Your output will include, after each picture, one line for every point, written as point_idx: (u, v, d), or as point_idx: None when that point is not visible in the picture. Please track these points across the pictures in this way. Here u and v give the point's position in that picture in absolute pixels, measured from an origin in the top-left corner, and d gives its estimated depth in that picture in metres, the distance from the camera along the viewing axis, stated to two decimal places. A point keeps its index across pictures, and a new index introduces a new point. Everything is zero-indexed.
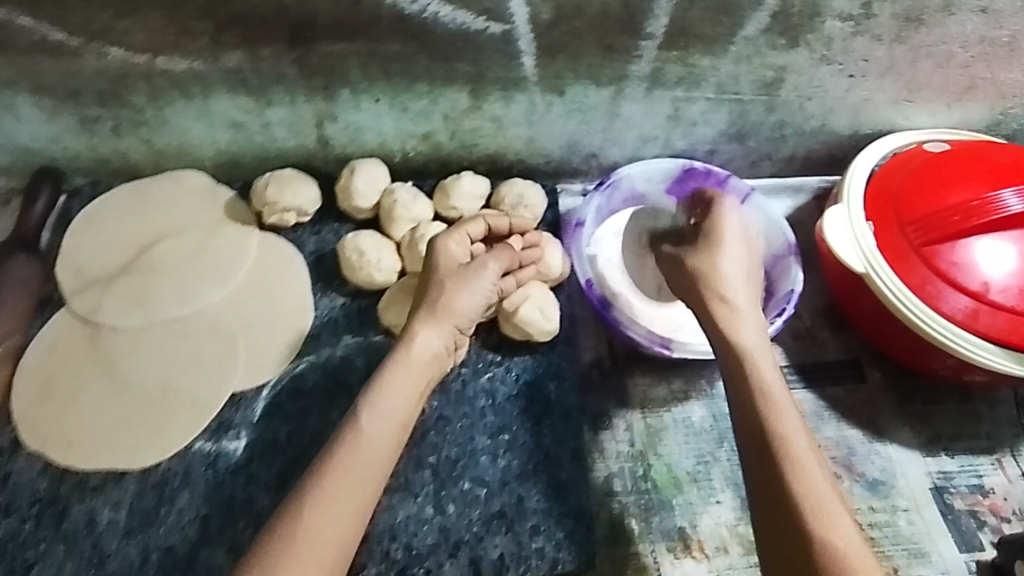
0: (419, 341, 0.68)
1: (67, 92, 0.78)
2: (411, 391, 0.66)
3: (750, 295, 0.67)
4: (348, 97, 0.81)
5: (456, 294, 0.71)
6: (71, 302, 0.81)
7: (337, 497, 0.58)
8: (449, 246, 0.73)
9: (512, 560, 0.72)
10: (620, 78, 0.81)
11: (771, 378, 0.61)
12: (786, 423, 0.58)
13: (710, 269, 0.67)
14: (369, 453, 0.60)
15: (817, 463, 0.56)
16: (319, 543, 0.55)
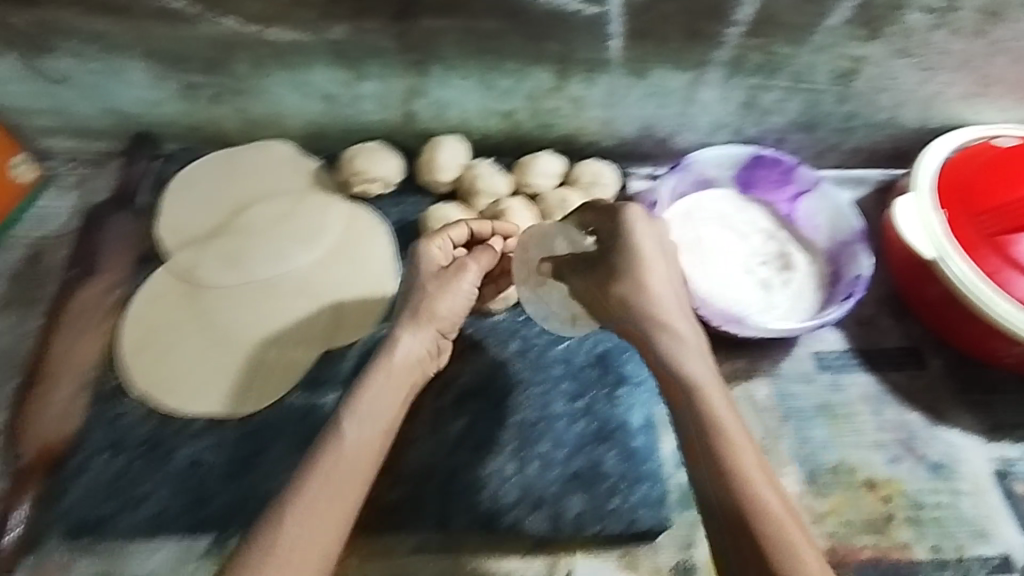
0: (399, 348, 0.70)
1: (174, 59, 0.81)
2: (392, 399, 0.68)
3: (682, 318, 0.68)
4: (439, 74, 0.84)
5: (438, 297, 0.73)
6: (171, 259, 0.85)
7: (320, 506, 0.59)
8: (432, 249, 0.75)
9: (589, 517, 0.76)
10: (702, 63, 0.84)
11: (720, 404, 0.63)
12: (742, 448, 0.61)
13: (631, 283, 0.68)
14: (353, 459, 0.63)
15: (771, 484, 0.60)
16: (304, 545, 0.57)
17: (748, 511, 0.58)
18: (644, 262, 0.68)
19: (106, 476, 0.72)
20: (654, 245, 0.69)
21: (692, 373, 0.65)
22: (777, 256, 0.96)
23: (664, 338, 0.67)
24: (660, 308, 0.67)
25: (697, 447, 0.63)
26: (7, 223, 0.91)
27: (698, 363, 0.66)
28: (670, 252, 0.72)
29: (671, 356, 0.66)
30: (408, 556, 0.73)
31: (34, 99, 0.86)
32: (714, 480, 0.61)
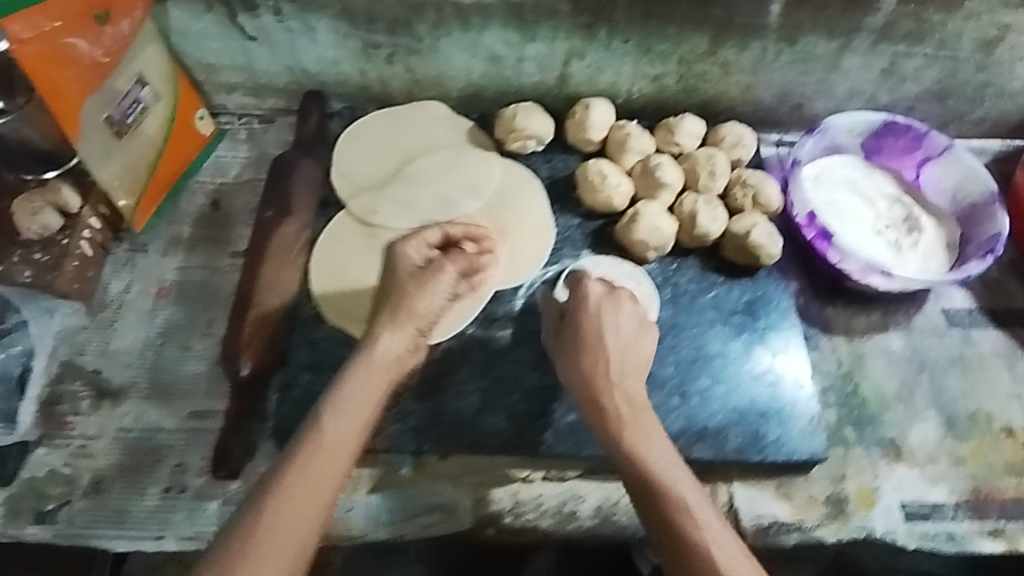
0: (380, 346, 0.69)
1: (364, 18, 0.88)
2: (371, 395, 0.66)
3: (632, 374, 0.72)
4: (603, 37, 0.91)
5: (418, 296, 0.73)
6: (349, 204, 0.92)
7: (284, 513, 0.59)
8: (409, 251, 0.76)
9: (750, 448, 0.81)
10: (853, 30, 0.89)
11: (662, 458, 0.67)
12: (686, 496, 0.65)
13: (586, 339, 0.73)
14: (319, 458, 0.62)
15: (709, 511, 0.65)
16: (275, 554, 0.57)
17: (690, 557, 0.62)
18: (596, 339, 0.73)
19: (313, 392, 0.80)
20: (609, 318, 0.74)
21: (632, 433, 0.69)
22: (904, 220, 1.00)
23: (613, 400, 0.70)
24: (595, 368, 0.72)
25: (643, 498, 0.66)
26: (190, 169, 0.97)
27: (636, 420, 0.70)
28: (639, 325, 0.75)
29: (614, 414, 0.70)
30: (582, 478, 0.81)
31: (225, 55, 0.94)
32: (660, 530, 0.64)
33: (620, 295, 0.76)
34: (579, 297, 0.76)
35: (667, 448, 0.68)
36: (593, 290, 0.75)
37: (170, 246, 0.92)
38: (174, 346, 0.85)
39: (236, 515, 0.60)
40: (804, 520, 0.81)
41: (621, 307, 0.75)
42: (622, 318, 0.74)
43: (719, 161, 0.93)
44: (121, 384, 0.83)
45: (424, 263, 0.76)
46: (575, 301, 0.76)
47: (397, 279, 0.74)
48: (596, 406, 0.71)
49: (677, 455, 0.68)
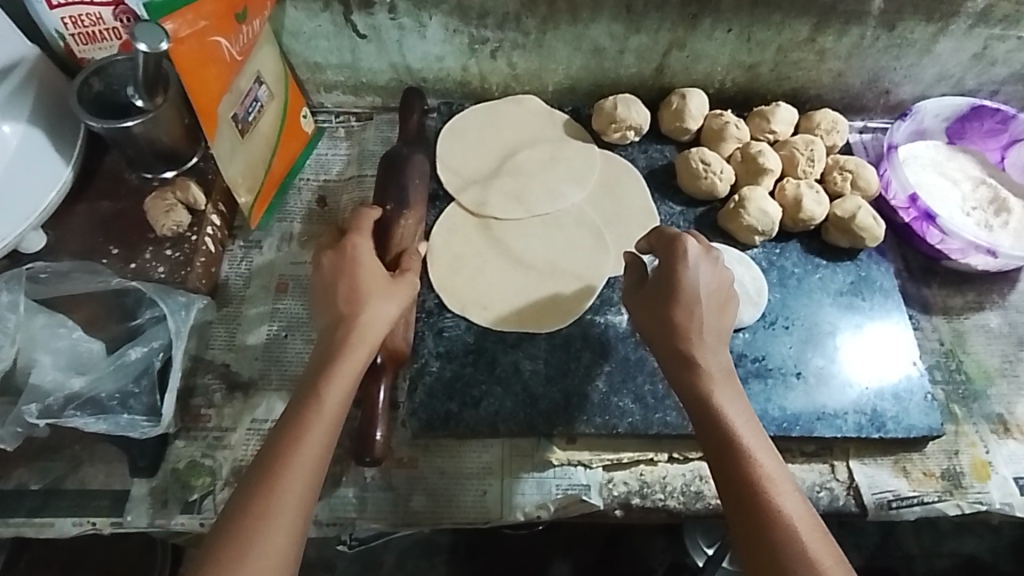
0: (351, 331, 0.68)
1: (478, 13, 0.91)
2: (353, 372, 0.66)
3: (719, 335, 0.71)
4: (707, 27, 0.93)
5: (370, 306, 0.70)
6: (458, 197, 0.94)
7: (284, 484, 0.60)
8: (353, 241, 0.73)
9: (871, 424, 0.82)
10: (951, 14, 0.92)
11: (741, 421, 0.66)
12: (764, 461, 0.64)
13: (674, 291, 0.72)
14: (314, 430, 0.63)
15: (789, 488, 0.63)
16: (284, 522, 0.59)
17: (766, 517, 0.61)
18: (693, 293, 0.71)
19: (445, 378, 0.81)
20: (705, 275, 0.72)
21: (719, 393, 0.68)
22: (990, 202, 1.02)
23: (703, 357, 0.69)
24: (688, 322, 0.70)
25: (721, 457, 0.64)
26: (295, 166, 0.99)
27: (722, 379, 0.69)
28: (721, 288, 0.73)
29: (703, 370, 0.69)
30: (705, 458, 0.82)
31: (333, 53, 0.96)
32: (736, 491, 0.63)
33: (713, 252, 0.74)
34: (675, 247, 0.73)
35: (748, 413, 0.67)
36: (697, 248, 0.74)
37: (284, 242, 0.94)
38: (297, 338, 0.87)
39: (241, 487, 0.61)
40: (925, 493, 0.81)
41: (710, 266, 0.74)
42: (710, 276, 0.73)
43: (818, 147, 0.96)
44: (251, 376, 0.84)
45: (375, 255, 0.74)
46: (671, 255, 0.73)
47: (335, 274, 0.71)
48: (688, 362, 0.69)
49: (755, 420, 0.67)
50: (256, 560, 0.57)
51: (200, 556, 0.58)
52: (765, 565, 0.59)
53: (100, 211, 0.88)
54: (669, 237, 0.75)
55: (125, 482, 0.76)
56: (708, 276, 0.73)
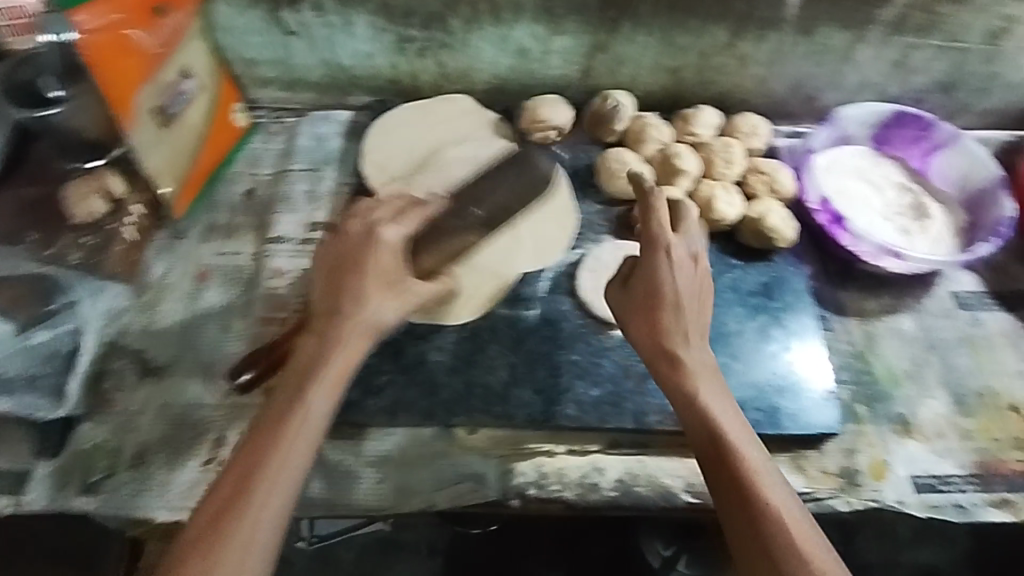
0: (336, 326, 0.71)
1: (402, 13, 0.93)
2: (342, 364, 0.69)
3: (700, 332, 0.74)
4: (627, 30, 0.95)
5: (368, 302, 0.72)
6: (380, 192, 0.96)
7: (272, 463, 0.63)
8: (386, 237, 0.76)
9: (768, 421, 0.84)
10: (867, 22, 0.94)
11: (724, 414, 0.69)
12: (748, 451, 0.67)
13: (658, 291, 0.74)
14: (297, 415, 0.66)
15: (776, 479, 0.66)
16: (268, 505, 0.61)
17: (756, 509, 0.63)
18: (677, 294, 0.74)
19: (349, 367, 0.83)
20: (683, 274, 0.75)
21: (703, 391, 0.70)
22: (912, 208, 1.02)
23: (684, 355, 0.72)
24: (663, 321, 0.74)
25: (707, 450, 0.68)
26: (227, 159, 1.02)
27: (707, 376, 0.72)
28: (704, 288, 0.76)
29: (684, 367, 0.72)
30: (604, 451, 0.83)
31: (265, 49, 0.99)
32: (722, 481, 0.66)
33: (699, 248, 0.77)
34: (658, 245, 0.76)
35: (732, 409, 0.70)
36: (683, 245, 0.77)
37: (208, 233, 0.97)
38: (215, 325, 0.89)
39: (231, 466, 0.64)
40: (818, 490, 0.83)
41: (694, 262, 0.77)
42: (693, 278, 0.76)
43: (735, 150, 0.98)
44: (164, 362, 0.86)
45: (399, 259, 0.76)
46: (654, 254, 0.76)
47: (359, 266, 0.73)
48: (669, 358, 0.72)
49: (738, 413, 0.70)
50: (233, 552, 0.59)
51: (186, 539, 0.60)
52: (757, 553, 0.62)
53: (26, 194, 0.94)
54: (650, 238, 0.77)
55: (27, 462, 0.78)
56: (693, 275, 0.76)
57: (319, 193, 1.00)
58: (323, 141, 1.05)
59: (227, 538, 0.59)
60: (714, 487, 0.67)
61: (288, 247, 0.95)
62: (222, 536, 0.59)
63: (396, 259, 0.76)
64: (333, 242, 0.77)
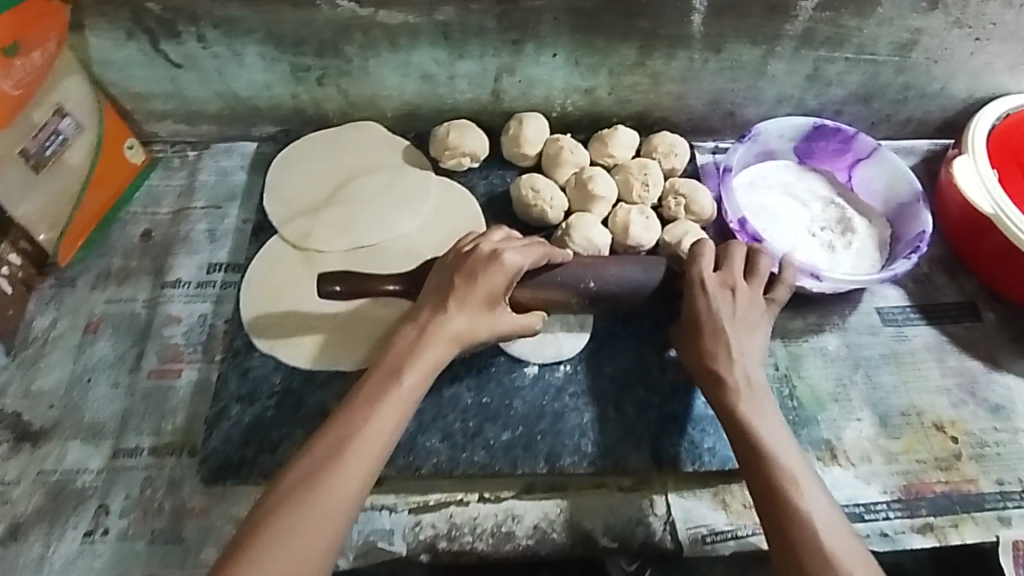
0: (437, 329, 0.71)
1: (293, 41, 0.88)
2: (431, 362, 0.70)
3: (749, 354, 0.76)
4: (532, 52, 0.92)
5: (474, 321, 0.73)
6: (282, 229, 0.91)
7: (349, 466, 0.62)
8: (506, 257, 0.74)
9: (687, 455, 0.81)
10: (775, 37, 0.92)
11: (769, 427, 0.72)
12: (788, 463, 0.69)
13: (713, 313, 0.77)
14: (383, 412, 0.65)
15: (813, 489, 0.67)
16: (335, 498, 0.60)
17: (788, 511, 0.65)
18: (728, 316, 0.77)
19: (244, 422, 0.79)
20: (726, 300, 0.78)
21: (746, 406, 0.73)
22: (837, 222, 1.00)
23: (728, 374, 0.75)
24: (715, 345, 0.76)
25: (750, 456, 0.70)
26: (121, 201, 0.95)
27: (749, 394, 0.74)
28: (761, 316, 0.79)
29: (732, 383, 0.75)
30: (518, 497, 0.80)
31: (153, 83, 0.93)
32: (758, 485, 0.69)
33: (757, 272, 0.81)
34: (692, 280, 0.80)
35: (778, 424, 0.73)
36: (738, 266, 0.80)
37: (99, 280, 0.91)
38: (103, 382, 0.84)
39: (307, 450, 0.63)
40: (741, 527, 0.79)
41: (749, 282, 0.80)
42: (748, 304, 0.79)
43: (651, 170, 0.94)
44: (43, 426, 0.81)
45: (512, 280, 0.74)
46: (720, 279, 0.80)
47: (459, 277, 0.73)
48: (714, 373, 0.76)
49: (784, 429, 0.73)
50: (290, 549, 0.58)
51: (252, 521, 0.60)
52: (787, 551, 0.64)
53: None
54: (724, 265, 0.81)
55: None
56: (755, 300, 0.79)
57: (220, 231, 0.94)
58: (226, 175, 0.99)
59: (293, 524, 0.58)
60: (753, 492, 0.69)
61: (184, 292, 0.90)
62: (291, 516, 0.59)
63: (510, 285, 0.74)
64: (452, 259, 0.76)
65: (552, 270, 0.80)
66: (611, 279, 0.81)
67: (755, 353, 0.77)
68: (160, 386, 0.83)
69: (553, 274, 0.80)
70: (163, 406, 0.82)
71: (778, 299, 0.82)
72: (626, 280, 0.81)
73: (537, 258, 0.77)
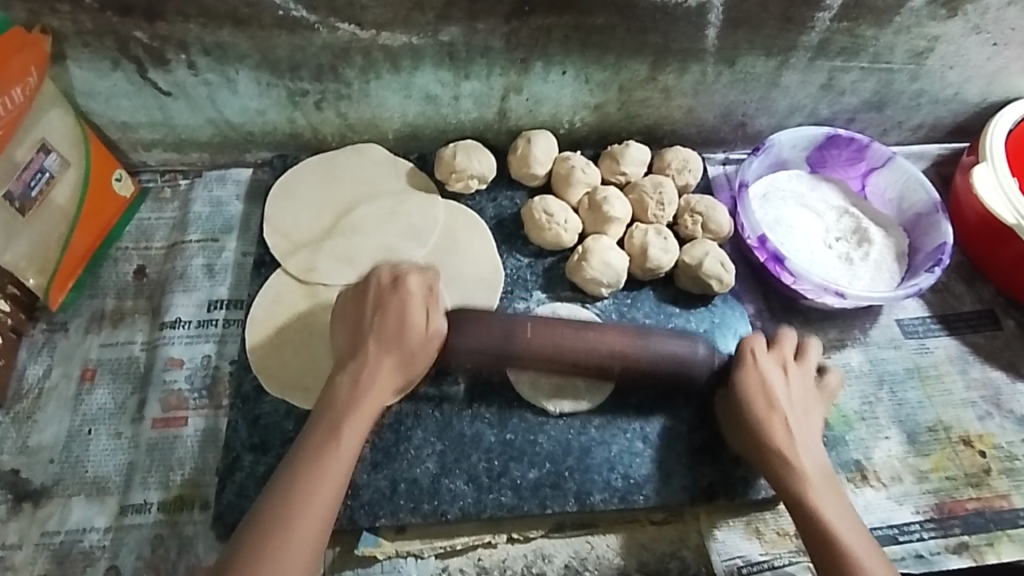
0: (369, 370, 0.70)
1: (289, 66, 0.84)
2: (374, 403, 0.69)
3: (806, 430, 0.74)
4: (540, 69, 0.88)
5: (385, 356, 0.71)
6: (285, 263, 0.86)
7: (299, 527, 0.61)
8: (408, 285, 0.73)
9: (720, 486, 0.78)
10: (790, 48, 0.89)
11: (833, 510, 0.69)
12: (862, 552, 0.66)
13: (764, 386, 0.74)
14: (331, 467, 0.64)
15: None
16: (292, 562, 0.60)
17: None
18: (780, 393, 0.74)
19: (258, 473, 0.75)
20: (778, 376, 0.75)
21: (812, 489, 0.70)
22: (852, 232, 0.98)
23: (790, 454, 0.72)
24: (771, 420, 0.73)
25: (819, 545, 0.67)
26: (111, 235, 0.90)
27: (815, 476, 0.71)
28: (812, 394, 0.77)
29: (795, 466, 0.71)
30: (548, 536, 0.77)
31: (140, 112, 0.88)
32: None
33: (809, 358, 0.79)
34: (741, 352, 0.77)
35: (846, 510, 0.69)
36: (787, 344, 0.78)
37: (94, 322, 0.86)
38: (103, 433, 0.79)
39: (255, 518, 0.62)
40: (777, 556, 0.77)
41: (801, 364, 0.78)
42: (799, 384, 0.76)
43: (667, 189, 0.91)
44: (43, 483, 0.76)
45: (428, 305, 0.73)
46: (769, 358, 0.77)
47: (372, 317, 0.72)
48: (776, 458, 0.72)
49: (852, 515, 0.69)
50: None
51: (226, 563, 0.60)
52: None
53: None
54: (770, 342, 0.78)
55: None
56: (806, 381, 0.77)
57: (218, 266, 0.90)
58: (221, 205, 0.94)
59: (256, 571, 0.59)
60: None
61: (183, 333, 0.85)
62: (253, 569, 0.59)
63: (425, 317, 0.72)
64: (354, 294, 0.75)
65: (586, 341, 0.76)
66: (641, 353, 0.76)
67: (810, 428, 0.74)
68: (164, 436, 0.78)
69: (584, 345, 0.76)
70: (169, 458, 0.77)
71: (829, 386, 0.80)
72: (665, 360, 0.77)
73: (430, 305, 0.74)
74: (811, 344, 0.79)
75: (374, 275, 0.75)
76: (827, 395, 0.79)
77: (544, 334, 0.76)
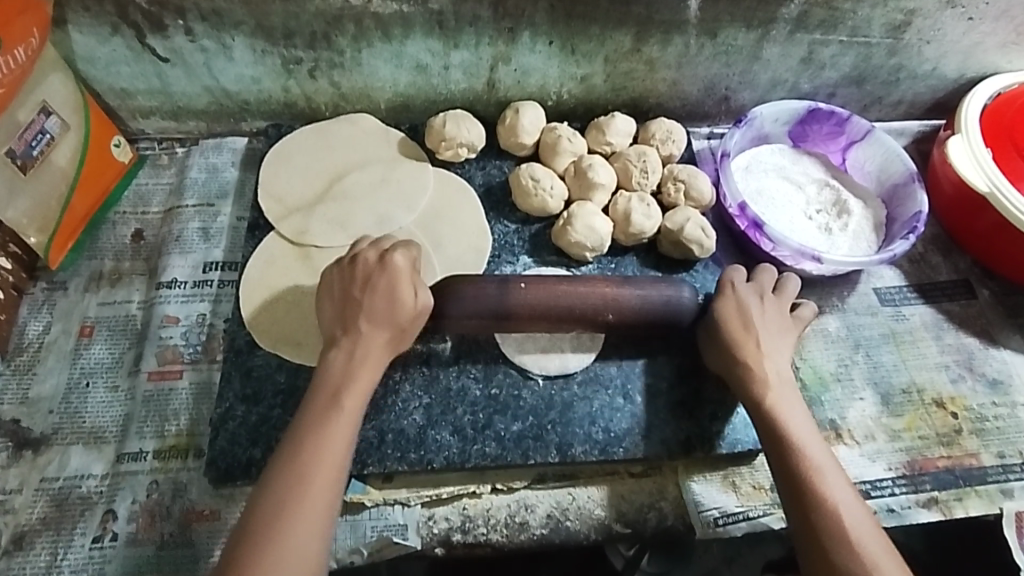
0: (360, 344, 0.71)
1: (283, 33, 0.87)
2: (368, 379, 0.70)
3: (778, 351, 0.77)
4: (527, 39, 0.91)
5: (375, 329, 0.72)
6: (278, 226, 0.89)
7: (303, 502, 0.61)
8: (397, 261, 0.75)
9: (697, 440, 0.81)
10: (770, 20, 0.92)
11: (795, 417, 0.72)
12: (817, 457, 0.69)
13: (739, 312, 0.77)
14: (332, 438, 0.65)
15: (842, 484, 0.68)
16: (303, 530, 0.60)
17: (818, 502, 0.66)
18: (758, 320, 0.77)
19: (250, 423, 0.77)
20: (757, 301, 0.79)
21: (779, 398, 0.73)
22: (833, 204, 1.00)
23: (764, 368, 0.75)
24: (746, 340, 0.76)
25: (775, 443, 0.71)
26: (109, 200, 0.93)
27: (784, 388, 0.74)
28: (789, 325, 0.79)
29: (763, 376, 0.74)
30: (530, 487, 0.80)
31: (139, 78, 0.91)
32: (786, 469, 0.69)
33: (786, 292, 0.81)
34: (723, 283, 0.79)
35: (806, 420, 0.73)
36: (766, 275, 0.81)
37: (92, 283, 0.88)
38: (101, 386, 0.82)
39: (265, 490, 0.62)
40: (751, 508, 0.80)
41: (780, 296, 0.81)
42: (777, 315, 0.79)
43: (651, 158, 0.94)
44: (42, 432, 0.79)
45: (417, 280, 0.75)
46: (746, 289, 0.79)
47: (361, 292, 0.73)
48: (744, 367, 0.75)
49: (813, 426, 0.73)
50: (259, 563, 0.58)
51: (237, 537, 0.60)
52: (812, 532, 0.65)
53: None
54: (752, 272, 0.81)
55: None
56: (785, 317, 0.80)
57: (213, 229, 0.92)
58: (217, 171, 0.96)
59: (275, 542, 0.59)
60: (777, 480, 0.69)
61: (179, 293, 0.87)
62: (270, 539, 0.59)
63: (414, 290, 0.74)
64: (341, 272, 0.76)
65: (576, 294, 0.77)
66: (629, 294, 0.78)
67: (785, 348, 0.78)
68: (160, 388, 0.81)
69: (574, 292, 0.77)
70: (164, 408, 0.80)
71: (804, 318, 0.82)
72: (652, 308, 0.78)
73: (419, 282, 0.75)
74: (789, 280, 0.82)
75: (361, 252, 0.76)
76: (801, 326, 0.81)
77: (535, 303, 0.76)
